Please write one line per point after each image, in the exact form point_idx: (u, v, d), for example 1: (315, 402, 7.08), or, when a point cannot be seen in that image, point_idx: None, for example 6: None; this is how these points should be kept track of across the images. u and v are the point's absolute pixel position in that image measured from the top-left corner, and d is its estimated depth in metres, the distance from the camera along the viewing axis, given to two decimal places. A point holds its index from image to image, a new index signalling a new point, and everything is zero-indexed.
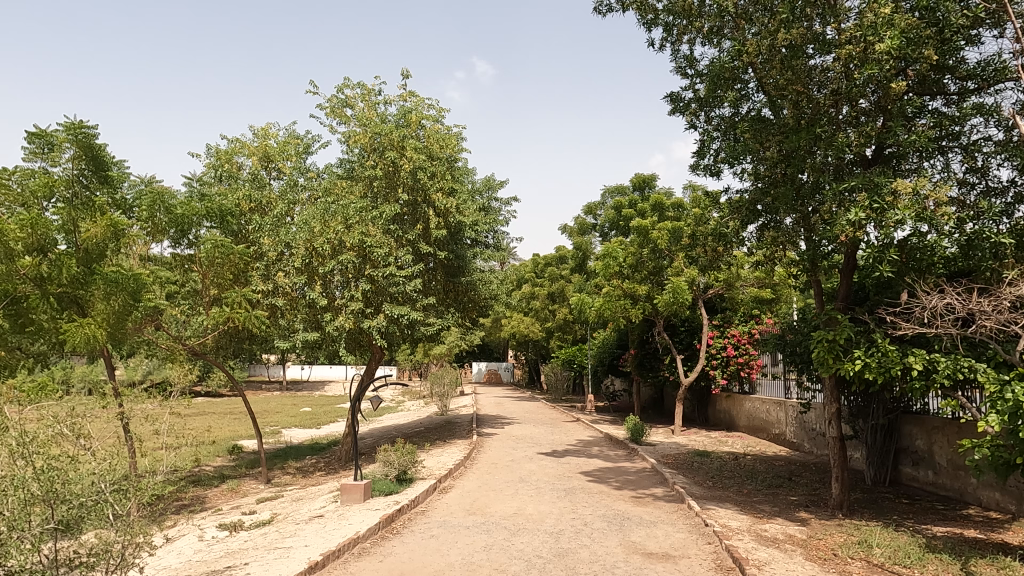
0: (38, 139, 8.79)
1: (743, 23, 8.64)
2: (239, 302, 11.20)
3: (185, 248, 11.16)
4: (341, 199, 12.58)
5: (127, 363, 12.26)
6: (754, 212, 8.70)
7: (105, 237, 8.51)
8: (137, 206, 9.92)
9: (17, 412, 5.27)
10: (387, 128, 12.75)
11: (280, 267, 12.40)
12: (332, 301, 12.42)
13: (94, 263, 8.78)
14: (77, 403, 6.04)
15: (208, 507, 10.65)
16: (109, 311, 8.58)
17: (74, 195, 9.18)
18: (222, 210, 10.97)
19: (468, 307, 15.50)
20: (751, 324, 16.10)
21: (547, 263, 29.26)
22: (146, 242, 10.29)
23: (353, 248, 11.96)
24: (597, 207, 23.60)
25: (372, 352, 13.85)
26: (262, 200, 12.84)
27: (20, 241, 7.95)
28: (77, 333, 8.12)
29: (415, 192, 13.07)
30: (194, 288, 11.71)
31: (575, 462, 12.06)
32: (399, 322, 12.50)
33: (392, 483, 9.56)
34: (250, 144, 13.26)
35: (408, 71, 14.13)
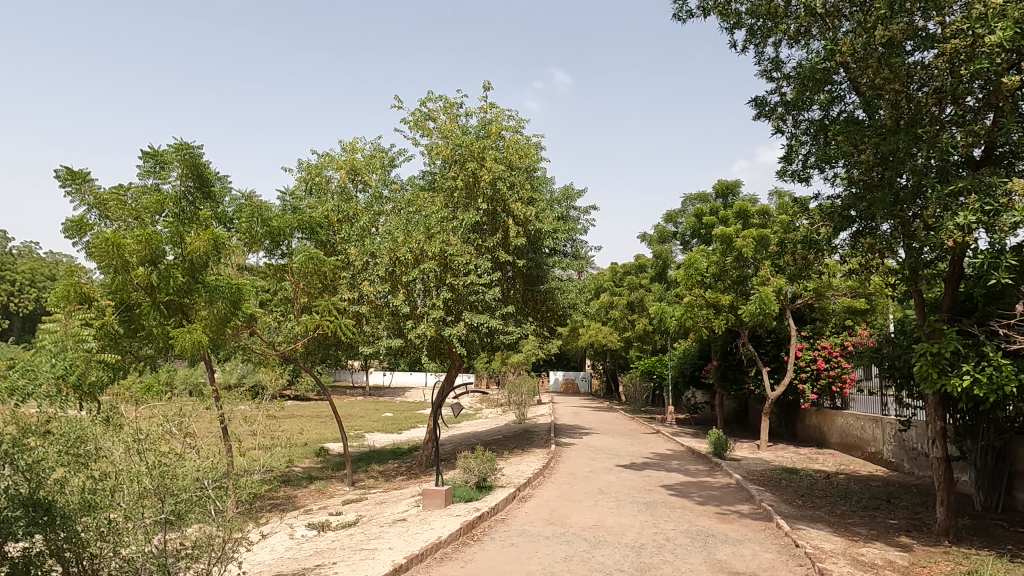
0: (151, 157, 9.29)
1: (835, 21, 8.29)
2: (329, 310, 11.63)
3: (279, 258, 11.73)
4: (423, 210, 12.85)
5: (225, 366, 12.99)
6: (846, 218, 8.31)
7: (208, 250, 8.96)
8: (236, 219, 10.48)
9: (132, 411, 5.70)
10: (468, 139, 12.99)
11: (366, 276, 12.83)
12: (414, 309, 12.70)
13: (198, 273, 9.22)
14: (183, 404, 6.48)
15: (298, 506, 11.11)
16: (212, 316, 9.08)
17: (181, 211, 9.67)
18: (312, 222, 11.48)
19: (547, 316, 15.51)
20: (844, 336, 15.22)
21: (627, 272, 28.93)
22: (244, 253, 10.90)
23: (434, 258, 12.20)
24: (677, 214, 23.15)
25: (452, 359, 14.08)
26: (349, 212, 13.35)
27: (135, 254, 8.47)
28: (183, 337, 8.64)
29: (494, 202, 13.20)
30: (286, 296, 12.28)
31: (655, 475, 11.82)
32: (479, 330, 12.62)
33: (472, 489, 9.65)
34: (339, 158, 13.82)
35: (489, 82, 14.32)
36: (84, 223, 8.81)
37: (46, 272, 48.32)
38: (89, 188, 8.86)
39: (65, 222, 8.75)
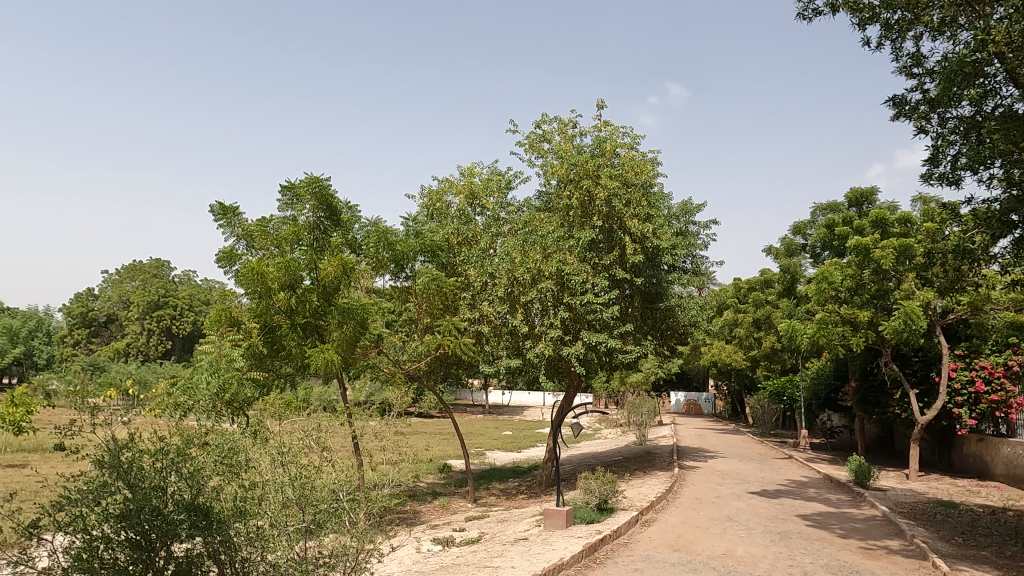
0: (287, 192, 9.93)
1: (986, 8, 7.56)
2: (450, 330, 11.99)
3: (404, 281, 12.27)
4: (540, 230, 13.00)
5: (355, 384, 13.73)
6: (1006, 223, 7.47)
7: (338, 275, 9.49)
8: (364, 244, 11.05)
9: (278, 425, 6.25)
10: (583, 158, 13.02)
11: (485, 297, 13.11)
12: (532, 328, 12.82)
13: (331, 296, 9.79)
14: (320, 419, 6.92)
15: (424, 520, 11.47)
16: (342, 337, 9.57)
17: (314, 240, 10.23)
18: (434, 245, 11.90)
19: (668, 335, 15.10)
20: (1007, 354, 13.62)
21: (752, 287, 27.63)
22: (372, 276, 11.50)
23: (551, 277, 12.29)
24: (806, 225, 21.86)
25: (570, 379, 14.04)
26: (468, 234, 13.77)
27: (276, 280, 9.14)
28: (318, 357, 9.19)
29: (610, 219, 13.08)
30: (410, 317, 12.81)
31: (789, 504, 11.10)
32: (597, 349, 12.50)
33: (593, 511, 9.52)
34: (458, 183, 14.31)
35: (604, 101, 14.31)
36: (234, 253, 9.67)
37: (202, 297, 53.42)
38: (238, 221, 9.81)
39: (218, 253, 9.66)
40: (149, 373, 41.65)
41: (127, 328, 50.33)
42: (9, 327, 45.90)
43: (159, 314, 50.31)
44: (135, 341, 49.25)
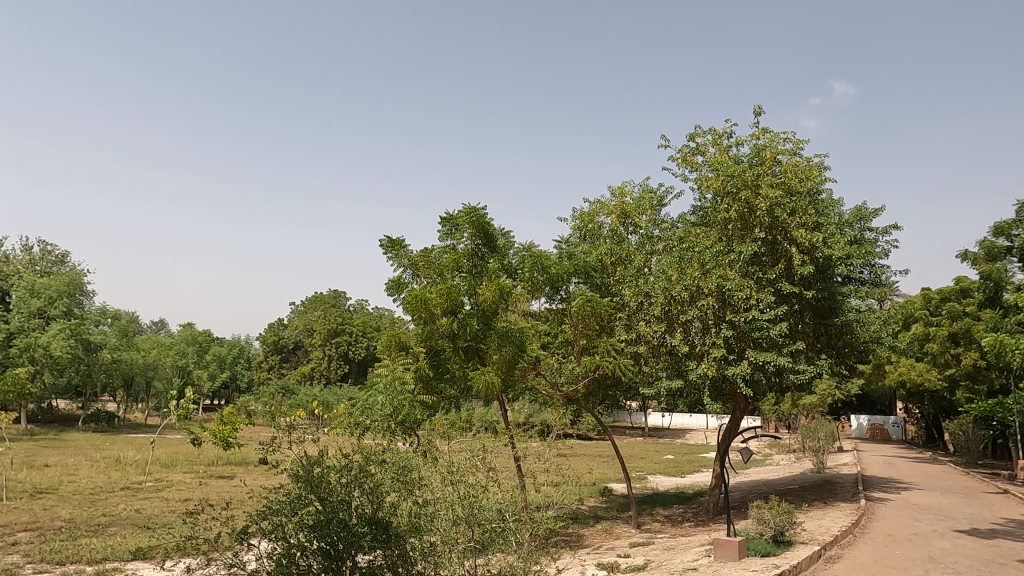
0: (446, 222, 10.38)
1: None
2: (607, 351, 11.86)
3: (559, 303, 12.38)
4: (697, 246, 12.56)
5: (515, 406, 14.02)
6: None
7: (496, 299, 9.63)
8: (520, 268, 11.24)
9: (448, 448, 6.57)
10: (740, 168, 12.43)
11: (642, 316, 12.85)
12: (693, 348, 12.35)
13: (491, 320, 10.02)
14: (485, 441, 7.14)
15: (587, 544, 11.37)
16: (502, 360, 9.66)
17: (473, 266, 10.60)
18: (587, 266, 11.98)
19: (846, 353, 13.82)
20: None
21: (945, 298, 24.61)
22: (528, 299, 11.68)
23: (711, 294, 11.78)
24: (1011, 225, 19.12)
25: (736, 401, 13.31)
26: (622, 254, 13.59)
27: (439, 306, 9.52)
28: (479, 379, 9.37)
29: (773, 230, 12.32)
30: (566, 338, 12.86)
31: (1008, 546, 9.62)
32: (765, 369, 11.73)
33: (769, 544, 8.89)
34: (609, 203, 14.24)
35: (761, 107, 13.58)
36: (401, 282, 10.30)
37: (373, 323, 57.58)
38: (404, 253, 10.49)
39: (388, 282, 10.33)
40: (330, 395, 45.54)
41: (311, 354, 55.54)
42: (218, 354, 52.53)
43: (338, 340, 54.99)
44: (318, 365, 54.18)
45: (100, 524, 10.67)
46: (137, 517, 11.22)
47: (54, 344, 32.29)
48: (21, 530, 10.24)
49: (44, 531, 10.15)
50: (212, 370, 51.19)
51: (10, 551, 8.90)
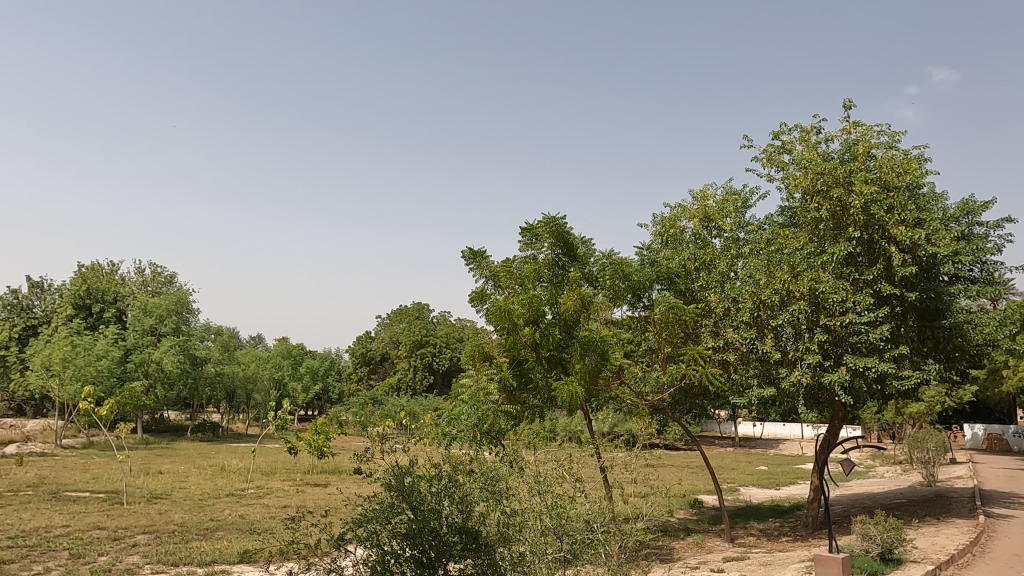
0: (526, 233, 10.31)
1: None
2: (694, 359, 11.54)
3: (642, 310, 12.18)
4: (786, 248, 12.06)
5: (599, 415, 13.88)
6: None
7: (577, 308, 9.50)
8: (601, 276, 11.11)
9: (534, 459, 6.58)
10: (830, 165, 11.87)
11: (729, 323, 12.45)
12: (785, 354, 11.85)
13: (573, 329, 9.92)
14: (571, 451, 7.12)
15: (677, 558, 11.07)
16: (585, 369, 9.54)
17: (553, 276, 10.44)
18: (669, 272, 11.74)
19: (956, 358, 12.86)
20: None
21: None
22: (610, 308, 11.52)
23: (803, 297, 11.29)
24: None
25: (834, 409, 12.65)
26: (706, 258, 13.22)
27: (521, 316, 9.49)
28: (563, 389, 9.24)
29: (870, 229, 11.67)
30: (650, 346, 12.63)
31: None
32: (865, 375, 11.09)
33: (876, 561, 8.37)
34: (691, 208, 13.92)
35: (851, 100, 12.93)
36: (484, 293, 10.43)
37: (456, 334, 58.55)
38: (486, 264, 10.62)
39: (471, 293, 10.45)
40: (416, 405, 46.62)
41: (397, 365, 57.08)
42: (311, 367, 54.87)
43: (422, 351, 56.27)
44: (404, 376, 55.61)
45: (209, 529, 11.35)
46: (242, 522, 11.86)
47: (165, 359, 34.74)
48: (141, 533, 11.03)
49: (161, 533, 10.90)
50: (305, 382, 53.53)
51: (132, 552, 9.61)
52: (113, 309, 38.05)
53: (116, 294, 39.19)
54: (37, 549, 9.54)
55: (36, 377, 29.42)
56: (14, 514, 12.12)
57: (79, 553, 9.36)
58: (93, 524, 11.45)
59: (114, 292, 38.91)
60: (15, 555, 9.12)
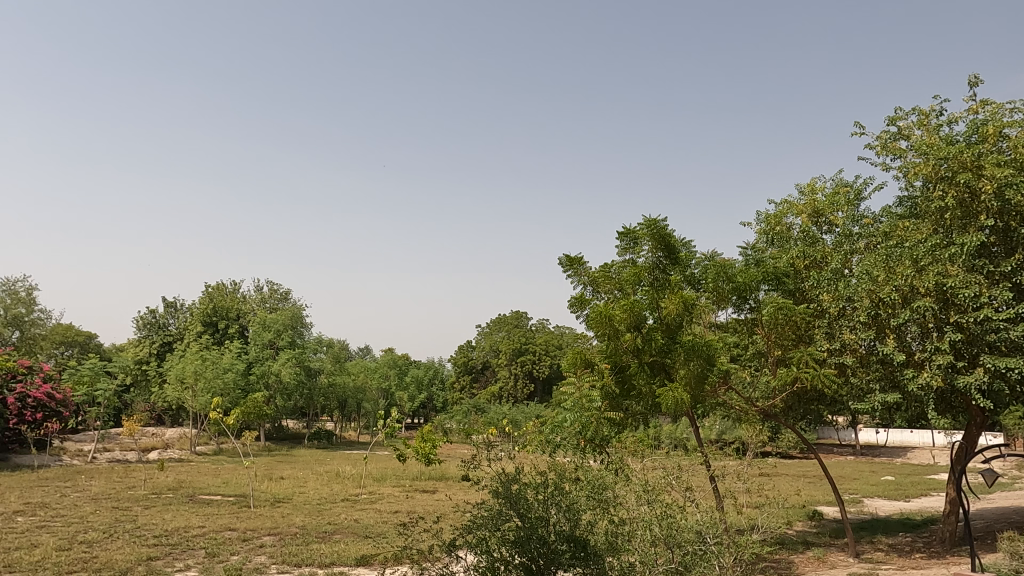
0: (625, 236, 10.12)
1: None
2: (806, 362, 10.91)
3: (748, 312, 11.68)
4: (907, 241, 11.20)
5: (706, 422, 13.43)
6: None
7: (680, 312, 9.17)
8: (703, 279, 10.77)
9: (641, 471, 6.47)
10: (955, 149, 10.92)
11: (845, 323, 11.70)
12: (911, 356, 10.98)
13: (676, 334, 9.58)
14: (678, 461, 6.92)
15: (797, 573, 10.50)
16: (690, 375, 9.21)
17: (654, 280, 10.18)
18: (777, 271, 11.22)
19: None
20: None
21: None
22: (714, 311, 11.10)
23: (929, 293, 10.40)
24: None
25: (970, 415, 11.57)
26: (816, 256, 12.52)
27: (622, 321, 9.28)
28: (668, 396, 8.92)
29: (1005, 216, 10.62)
30: (758, 349, 12.08)
31: None
32: (1006, 377, 10.07)
33: None
34: (798, 203, 13.25)
35: (978, 77, 11.85)
36: (583, 299, 10.36)
37: (555, 342, 58.57)
38: (584, 270, 10.57)
39: (570, 300, 10.42)
40: (519, 413, 46.95)
41: (498, 374, 57.82)
42: (416, 376, 56.67)
43: (522, 359, 56.68)
44: (506, 385, 56.23)
45: (327, 532, 11.93)
46: (357, 526, 12.38)
47: (283, 371, 37.00)
48: (267, 534, 11.76)
49: (284, 536, 11.58)
50: (411, 391, 55.35)
51: (260, 553, 10.26)
52: (236, 325, 40.96)
53: (239, 311, 42.18)
54: (178, 547, 10.38)
55: (173, 390, 32.13)
56: (158, 515, 13.26)
57: (214, 552, 10.10)
58: (225, 526, 12.34)
59: (237, 309, 41.89)
60: (160, 552, 9.96)
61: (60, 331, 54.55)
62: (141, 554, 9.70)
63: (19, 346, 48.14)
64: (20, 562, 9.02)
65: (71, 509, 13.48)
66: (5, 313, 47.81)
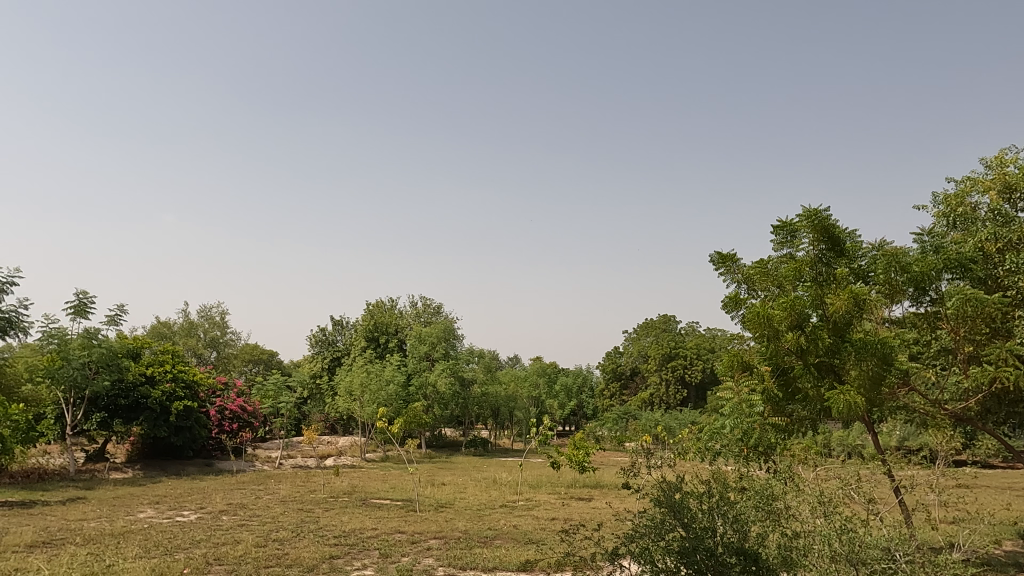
0: (783, 229, 9.50)
1: None
2: (1005, 358, 9.50)
3: (929, 305, 10.45)
4: None
5: (886, 427, 12.20)
6: None
7: (850, 308, 8.37)
8: (873, 271, 9.79)
9: (815, 482, 6.03)
10: None
11: None
12: None
13: (845, 332, 8.77)
14: (857, 470, 6.37)
15: None
16: (864, 376, 8.37)
17: (818, 274, 9.39)
18: (962, 258, 9.99)
19: None
20: None
21: None
22: (887, 306, 9.90)
23: None
24: None
25: None
26: (1011, 236, 10.79)
27: (783, 320, 8.61)
28: (838, 399, 8.16)
29: None
30: (945, 346, 10.77)
31: None
32: None
33: None
34: (986, 179, 11.73)
35: None
36: (738, 298, 9.86)
37: (707, 345, 56.19)
38: (738, 267, 10.11)
39: (724, 299, 9.96)
40: (672, 420, 45.57)
41: (648, 380, 56.59)
42: (565, 384, 57.03)
43: (673, 364, 54.98)
44: (657, 391, 54.88)
45: (488, 537, 12.30)
46: (516, 532, 12.63)
47: (439, 381, 39.06)
48: (433, 538, 12.36)
49: (449, 540, 12.09)
50: (561, 399, 55.79)
51: (428, 555, 10.78)
52: (395, 339, 43.60)
53: (397, 325, 44.88)
54: (355, 547, 11.18)
55: (343, 401, 34.80)
56: (337, 517, 14.40)
57: (387, 553, 10.76)
58: (396, 528, 13.14)
59: (395, 324, 44.59)
60: (340, 552, 10.78)
61: (248, 350, 61.09)
62: (325, 553, 10.56)
63: (217, 364, 54.61)
64: (227, 556, 10.18)
65: (265, 510, 15.02)
66: (205, 335, 54.45)
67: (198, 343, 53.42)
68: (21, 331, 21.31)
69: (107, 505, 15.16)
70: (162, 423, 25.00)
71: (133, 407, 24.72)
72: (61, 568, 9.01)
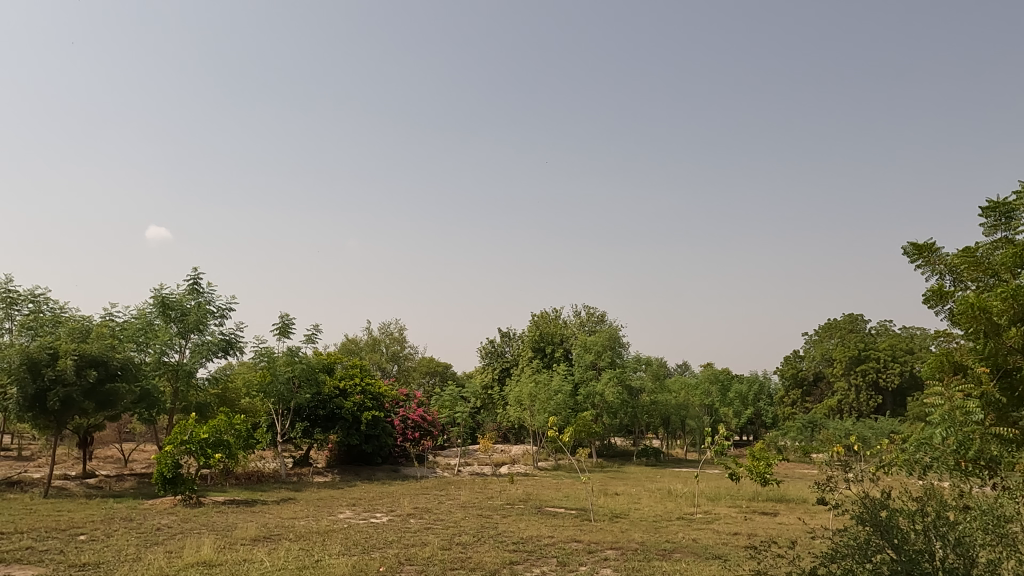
0: (995, 210, 8.33)
1: None
2: None
3: None
4: None
5: None
6: None
7: None
8: None
9: None
10: None
11: None
12: None
13: None
14: None
15: None
16: None
17: None
18: None
19: None
20: None
21: None
22: None
23: None
24: None
25: None
26: None
27: (1004, 313, 7.18)
28: None
29: None
30: None
31: None
32: None
33: None
34: None
35: None
36: (943, 290, 8.78)
37: (904, 346, 50.37)
38: (938, 257, 9.08)
39: (925, 293, 8.93)
40: (866, 429, 41.37)
41: (836, 386, 51.89)
42: (740, 391, 54.31)
43: (863, 368, 50.00)
44: (846, 398, 50.18)
45: (667, 550, 11.92)
46: (697, 546, 12.12)
47: (607, 390, 38.52)
48: (611, 548, 12.22)
49: (626, 551, 11.91)
50: (736, 407, 53.09)
51: (606, 565, 10.69)
52: (561, 349, 44.15)
53: (562, 335, 45.37)
54: (534, 554, 11.39)
55: (515, 411, 35.77)
56: (514, 523, 14.78)
57: (565, 561, 10.84)
58: (572, 537, 13.17)
59: (561, 334, 45.11)
60: (519, 558, 11.06)
61: (427, 362, 65.12)
62: (504, 558, 10.88)
63: (399, 377, 58.88)
64: (416, 557, 10.85)
65: (448, 515, 15.80)
66: (388, 351, 59.10)
67: (382, 358, 58.09)
68: (238, 351, 24.49)
69: (313, 506, 16.86)
70: (354, 432, 27.34)
71: (330, 417, 27.26)
72: (279, 560, 10.16)
